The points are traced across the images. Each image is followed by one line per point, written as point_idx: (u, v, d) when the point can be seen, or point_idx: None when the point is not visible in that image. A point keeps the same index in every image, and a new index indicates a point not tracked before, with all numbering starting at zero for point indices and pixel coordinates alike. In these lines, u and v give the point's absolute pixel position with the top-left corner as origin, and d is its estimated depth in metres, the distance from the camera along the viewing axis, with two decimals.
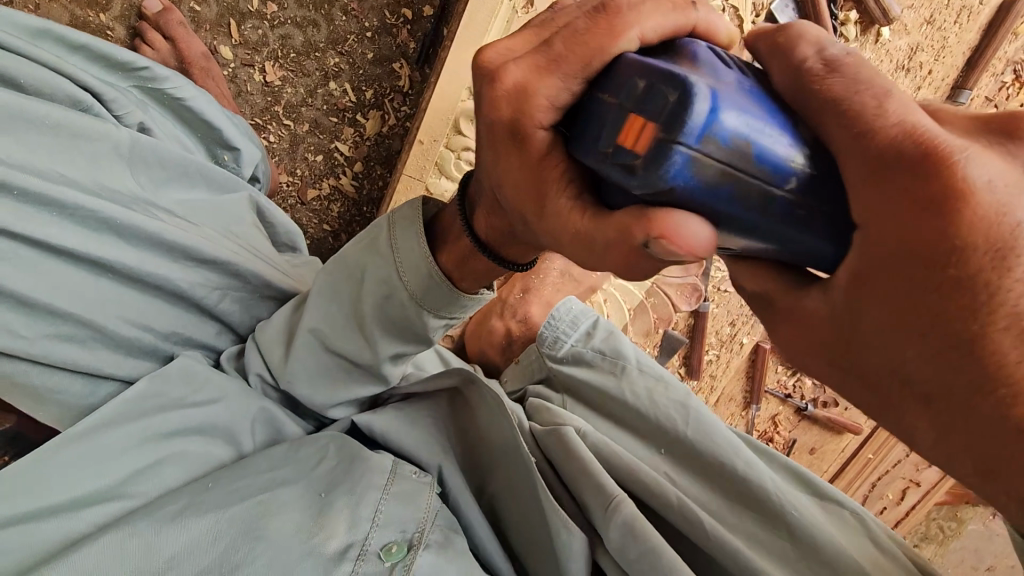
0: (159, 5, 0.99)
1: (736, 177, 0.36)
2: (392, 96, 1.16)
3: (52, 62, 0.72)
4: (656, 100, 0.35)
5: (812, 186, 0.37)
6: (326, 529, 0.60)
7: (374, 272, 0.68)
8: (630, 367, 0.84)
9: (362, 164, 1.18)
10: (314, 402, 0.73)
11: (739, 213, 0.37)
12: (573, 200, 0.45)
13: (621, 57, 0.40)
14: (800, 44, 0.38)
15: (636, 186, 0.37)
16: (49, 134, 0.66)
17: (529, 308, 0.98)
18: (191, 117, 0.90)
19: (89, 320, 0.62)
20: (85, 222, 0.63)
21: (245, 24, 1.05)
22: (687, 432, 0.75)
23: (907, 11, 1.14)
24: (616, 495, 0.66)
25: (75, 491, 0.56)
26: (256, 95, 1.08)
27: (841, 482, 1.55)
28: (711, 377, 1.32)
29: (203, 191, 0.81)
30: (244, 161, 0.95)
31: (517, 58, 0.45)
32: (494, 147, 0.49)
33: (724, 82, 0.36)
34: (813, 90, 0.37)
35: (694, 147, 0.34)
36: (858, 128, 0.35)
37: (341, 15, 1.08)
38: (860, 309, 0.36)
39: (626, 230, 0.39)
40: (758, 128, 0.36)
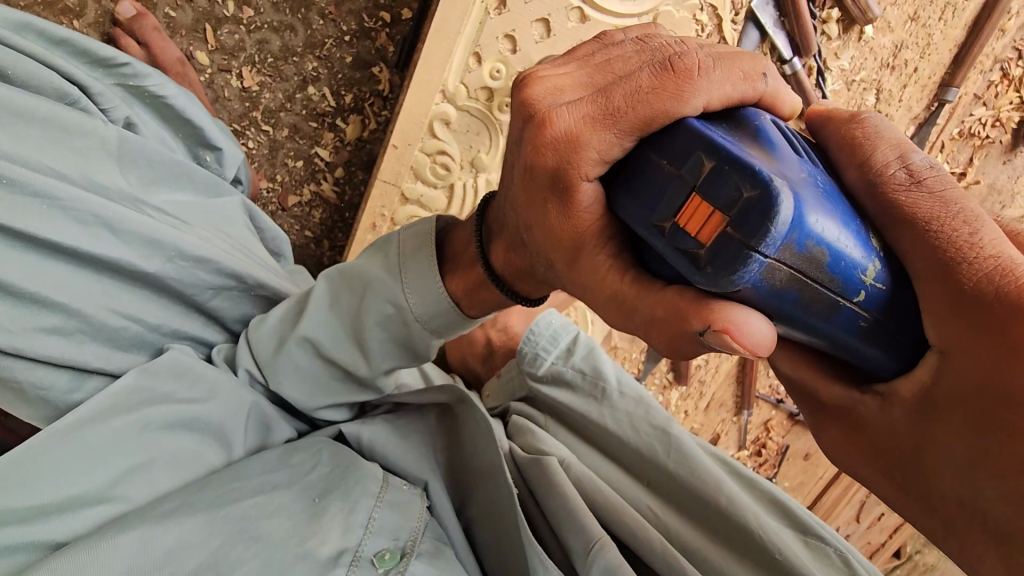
0: (133, 10, 0.98)
1: (805, 284, 0.37)
2: (372, 100, 1.14)
3: (37, 53, 0.69)
4: (729, 191, 0.35)
5: (879, 301, 0.39)
6: (318, 535, 0.57)
7: (379, 290, 0.66)
8: (610, 389, 0.80)
9: (343, 169, 1.16)
10: (302, 404, 0.70)
11: (800, 315, 0.39)
12: (612, 258, 0.46)
13: (684, 123, 0.40)
14: (880, 152, 0.41)
15: (700, 280, 0.38)
16: (37, 127, 0.62)
17: (509, 318, 0.97)
18: (176, 117, 0.86)
19: (76, 309, 0.60)
20: (73, 216, 0.59)
21: (221, 30, 1.04)
22: (670, 465, 0.72)
23: (889, 10, 1.12)
24: (598, 536, 0.63)
25: (63, 492, 0.53)
26: (234, 100, 1.07)
27: (838, 487, 1.50)
28: (699, 382, 1.30)
29: (190, 194, 0.78)
30: (227, 161, 0.90)
31: (571, 101, 0.44)
32: (529, 192, 0.49)
33: (798, 178, 0.38)
34: (896, 204, 0.40)
35: (770, 255, 0.35)
36: (945, 255, 0.38)
37: (319, 20, 1.07)
38: (922, 423, 0.40)
39: (679, 318, 0.41)
40: (833, 234, 0.37)
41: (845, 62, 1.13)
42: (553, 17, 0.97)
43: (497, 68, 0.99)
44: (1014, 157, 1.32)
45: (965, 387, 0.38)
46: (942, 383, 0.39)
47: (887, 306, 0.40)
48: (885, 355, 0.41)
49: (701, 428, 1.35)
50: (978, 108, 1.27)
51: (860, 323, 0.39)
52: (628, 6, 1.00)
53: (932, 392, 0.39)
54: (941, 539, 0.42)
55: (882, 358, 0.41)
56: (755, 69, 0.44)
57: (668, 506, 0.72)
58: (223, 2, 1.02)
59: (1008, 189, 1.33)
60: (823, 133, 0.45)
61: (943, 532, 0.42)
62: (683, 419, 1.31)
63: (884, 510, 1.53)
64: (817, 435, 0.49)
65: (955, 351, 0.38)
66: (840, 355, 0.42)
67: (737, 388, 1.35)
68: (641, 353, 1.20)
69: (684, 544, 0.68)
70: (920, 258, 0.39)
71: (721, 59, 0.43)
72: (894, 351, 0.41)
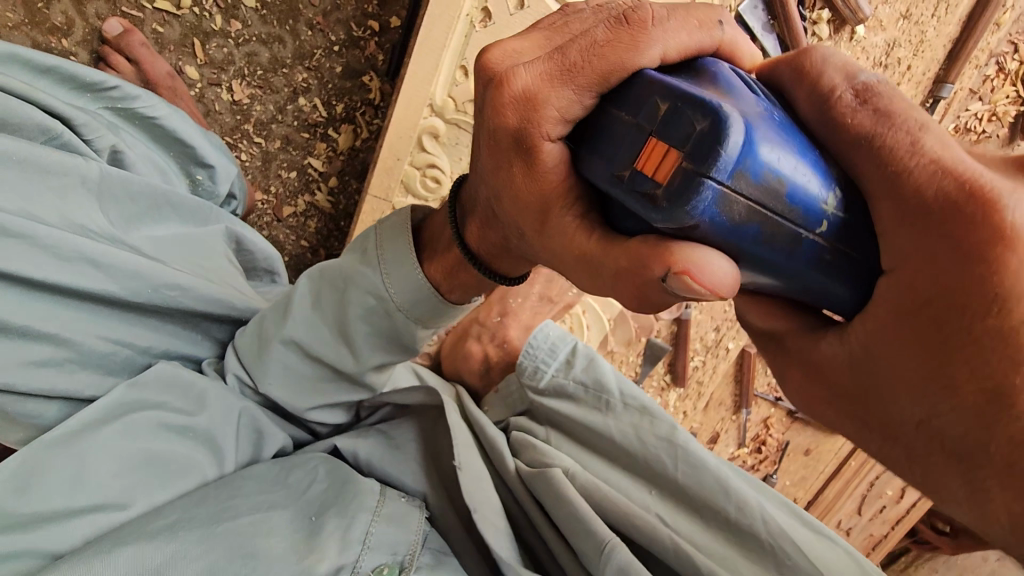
0: (120, 28, 0.98)
1: (763, 216, 0.36)
2: (363, 109, 1.13)
3: (20, 88, 0.69)
4: (683, 126, 0.35)
5: (839, 229, 0.39)
6: (316, 551, 0.57)
7: (359, 282, 0.65)
8: (614, 400, 0.81)
9: (337, 179, 1.16)
10: (292, 407, 0.70)
11: (761, 252, 0.38)
12: (579, 218, 0.44)
13: (641, 74, 0.39)
14: (828, 75, 0.39)
15: (658, 220, 0.36)
16: (15, 169, 0.63)
17: (508, 332, 0.98)
18: (167, 136, 0.85)
19: (65, 339, 0.61)
20: (60, 253, 0.61)
21: (210, 44, 1.04)
22: (678, 472, 0.73)
23: (881, 8, 1.10)
24: (609, 539, 0.64)
25: (50, 504, 0.53)
26: (225, 114, 1.07)
27: (839, 482, 1.50)
28: (697, 383, 1.28)
29: (174, 223, 0.77)
30: (219, 177, 0.90)
31: (531, 61, 0.43)
32: (495, 157, 0.47)
33: (752, 111, 0.37)
34: (843, 125, 0.38)
35: (723, 182, 0.34)
36: (891, 168, 0.36)
37: (307, 30, 1.06)
38: (884, 350, 0.37)
39: (640, 266, 0.39)
40: (785, 165, 0.36)
41: None
42: None
43: None
44: (1012, 150, 1.32)
45: (924, 299, 0.35)
46: (893, 301, 0.36)
47: (846, 235, 0.39)
48: (846, 288, 0.39)
49: (702, 428, 1.34)
50: (975, 103, 1.26)
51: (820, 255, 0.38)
52: None
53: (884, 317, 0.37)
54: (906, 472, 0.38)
55: (839, 290, 0.39)
56: (709, 18, 0.43)
57: (680, 511, 0.72)
58: (211, 16, 1.02)
59: None
60: (772, 73, 0.43)
61: (908, 466, 0.38)
62: (683, 421, 1.30)
63: (885, 502, 1.54)
64: (782, 383, 0.46)
65: (913, 267, 0.36)
66: (799, 295, 0.41)
67: (736, 386, 1.35)
68: (638, 356, 1.20)
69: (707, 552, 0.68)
70: (875, 178, 0.37)
71: (678, 9, 0.42)
72: (852, 278, 0.39)
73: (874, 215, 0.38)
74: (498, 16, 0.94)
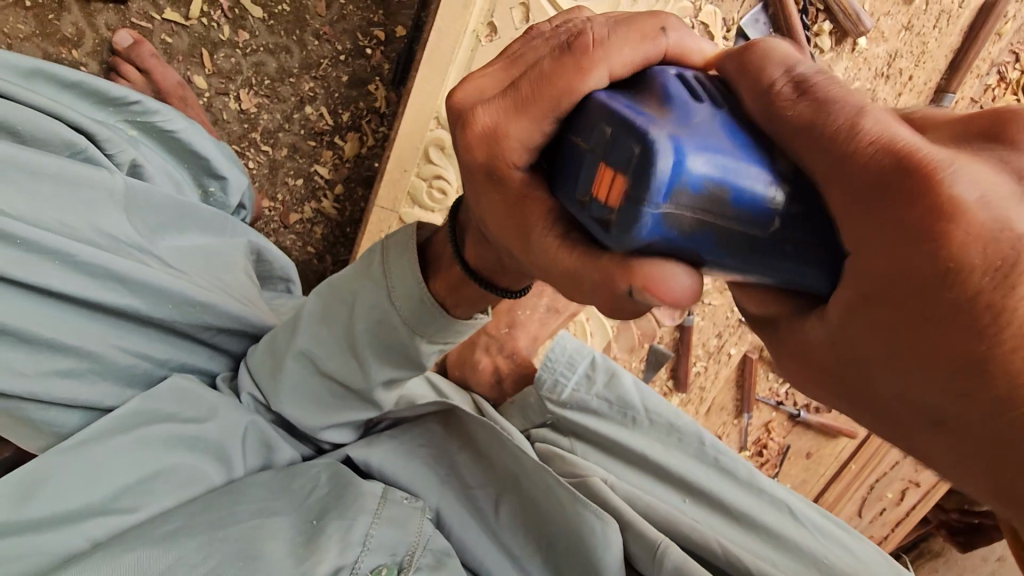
0: (129, 39, 1.00)
1: (713, 222, 0.34)
2: (369, 117, 1.14)
3: (45, 105, 0.71)
4: (622, 151, 0.33)
5: (795, 223, 0.34)
6: (316, 555, 0.58)
7: (365, 299, 0.65)
8: (640, 416, 0.85)
9: (343, 186, 1.16)
10: (306, 425, 0.72)
11: (720, 255, 0.35)
12: (560, 238, 0.41)
13: (592, 97, 0.37)
14: (767, 69, 0.35)
15: (610, 241, 0.36)
16: (48, 183, 0.64)
17: (517, 343, 0.99)
18: (182, 148, 0.87)
19: (84, 351, 0.61)
20: (87, 269, 0.62)
21: (218, 53, 1.05)
22: (710, 480, 0.79)
23: (882, 19, 1.11)
24: (660, 542, 0.67)
25: (61, 506, 0.55)
26: (232, 123, 1.09)
27: (836, 488, 1.48)
28: (699, 388, 1.29)
29: (192, 236, 0.77)
30: (230, 189, 0.91)
31: (487, 98, 0.42)
32: (474, 188, 0.47)
33: (690, 120, 0.34)
34: (781, 114, 0.34)
35: (660, 204, 0.32)
36: (835, 153, 0.31)
37: (313, 40, 1.07)
38: (853, 340, 0.32)
39: (608, 282, 0.38)
40: (728, 167, 0.33)
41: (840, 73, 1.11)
42: None
43: None
44: None
45: (875, 285, 0.30)
46: (851, 285, 0.31)
47: (808, 227, 0.34)
48: (820, 277, 0.34)
49: None
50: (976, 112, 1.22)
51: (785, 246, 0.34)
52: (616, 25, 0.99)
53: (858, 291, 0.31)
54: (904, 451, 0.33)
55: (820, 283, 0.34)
56: (653, 26, 0.39)
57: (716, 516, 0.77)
58: (219, 26, 1.04)
59: None
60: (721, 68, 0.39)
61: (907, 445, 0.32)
62: None
63: (887, 505, 1.52)
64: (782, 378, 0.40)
65: (863, 252, 0.31)
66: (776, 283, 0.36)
67: (738, 391, 1.34)
68: (642, 361, 1.21)
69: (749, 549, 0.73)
70: (821, 163, 0.32)
71: (623, 25, 0.39)
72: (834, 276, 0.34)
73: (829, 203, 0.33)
74: (503, 31, 0.95)
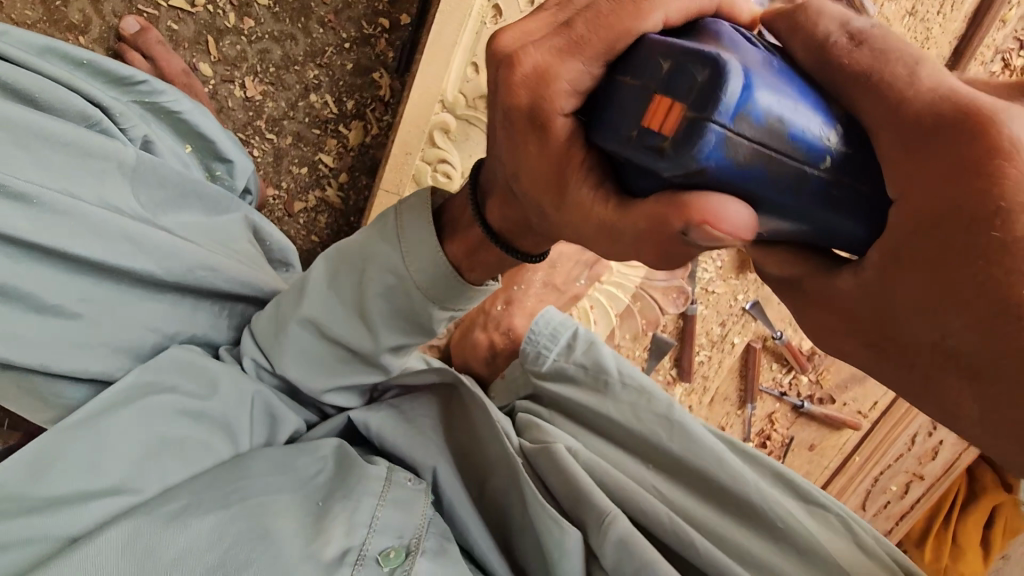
0: (137, 26, 1.00)
1: (768, 156, 0.34)
2: (373, 106, 1.14)
3: (63, 77, 0.72)
4: (684, 80, 0.33)
5: (846, 162, 0.37)
6: (322, 536, 0.59)
7: (378, 263, 0.65)
8: (613, 381, 0.81)
9: (347, 174, 1.17)
10: (308, 388, 0.71)
11: (771, 196, 0.36)
12: (595, 190, 0.43)
13: (643, 39, 0.39)
14: (822, 24, 0.39)
15: (665, 169, 0.35)
16: (60, 151, 0.64)
17: (513, 320, 0.98)
18: (189, 130, 0.87)
19: (97, 320, 0.64)
20: (100, 232, 0.64)
21: (223, 41, 1.05)
22: (673, 446, 0.75)
23: (886, 5, 1.09)
24: (609, 512, 0.66)
25: (74, 485, 0.56)
26: (237, 110, 1.09)
27: (842, 478, 1.47)
28: (703, 377, 1.29)
29: (196, 212, 0.76)
30: (237, 172, 0.91)
31: (538, 41, 0.44)
32: (510, 138, 0.47)
33: (750, 61, 0.35)
34: (841, 68, 0.37)
35: (726, 125, 0.33)
36: (896, 101, 0.36)
37: (318, 28, 1.08)
38: (896, 283, 0.36)
39: (659, 224, 0.37)
40: (789, 108, 0.35)
41: None
42: None
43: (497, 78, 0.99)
44: None
45: (924, 228, 0.35)
46: (900, 227, 0.36)
47: (846, 164, 0.37)
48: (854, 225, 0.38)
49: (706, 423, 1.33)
50: None
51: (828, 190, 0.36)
52: None
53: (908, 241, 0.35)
54: (921, 395, 0.38)
55: (848, 226, 0.38)
56: None
57: (674, 484, 0.74)
58: (224, 14, 1.04)
59: None
60: (769, 26, 0.42)
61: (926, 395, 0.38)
62: None
63: (891, 498, 1.52)
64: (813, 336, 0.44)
65: (914, 194, 0.35)
66: (805, 237, 0.39)
67: (741, 381, 1.33)
68: (645, 351, 1.21)
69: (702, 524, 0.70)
70: (879, 115, 0.36)
71: None
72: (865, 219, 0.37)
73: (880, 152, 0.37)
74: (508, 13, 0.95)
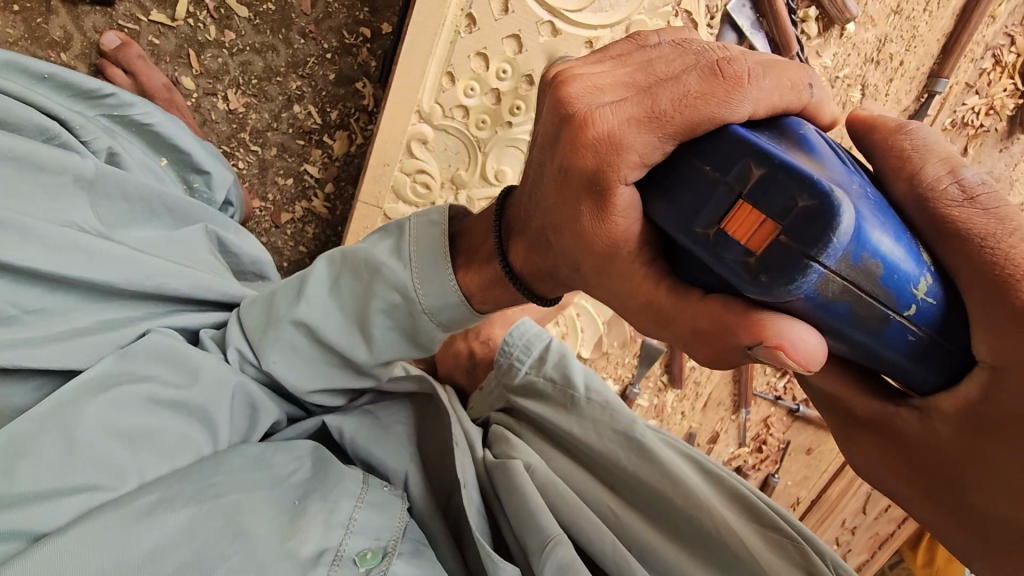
0: (117, 41, 1.00)
1: (856, 296, 0.36)
2: (357, 115, 1.14)
3: (20, 93, 0.73)
4: (783, 199, 0.34)
5: (929, 315, 0.38)
6: (299, 534, 0.57)
7: (384, 277, 0.63)
8: (579, 396, 0.80)
9: (333, 184, 1.16)
10: (298, 389, 0.69)
11: (846, 328, 0.38)
12: (646, 266, 0.45)
13: (728, 128, 0.39)
14: (929, 167, 0.40)
15: (752, 291, 0.37)
16: (10, 166, 0.65)
17: (492, 329, 0.98)
18: (163, 143, 0.90)
19: (54, 330, 0.63)
20: (56, 245, 0.63)
21: (205, 54, 1.05)
22: (628, 463, 0.74)
23: (869, 4, 1.08)
24: (554, 534, 0.64)
25: (39, 484, 0.53)
26: (221, 123, 1.09)
27: (843, 482, 1.45)
28: (695, 383, 1.28)
29: (158, 227, 0.78)
30: (215, 185, 0.94)
31: (615, 102, 0.42)
32: (562, 194, 0.46)
33: (852, 190, 0.37)
34: (945, 219, 0.38)
35: (828, 265, 0.34)
36: (995, 274, 0.37)
37: (299, 39, 1.07)
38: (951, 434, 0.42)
39: (725, 332, 0.40)
40: (886, 249, 0.36)
41: (828, 60, 1.09)
42: (524, 33, 0.96)
43: (472, 86, 0.99)
44: (1012, 144, 1.22)
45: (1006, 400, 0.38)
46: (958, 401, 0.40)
47: (940, 323, 0.39)
48: (921, 368, 0.40)
49: (700, 428, 1.32)
50: (970, 98, 1.18)
51: (908, 337, 0.38)
52: (599, 15, 0.98)
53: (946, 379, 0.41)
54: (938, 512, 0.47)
55: (920, 372, 0.40)
56: (801, 79, 0.42)
57: (628, 506, 0.73)
58: (205, 27, 1.04)
59: (1007, 177, 1.24)
60: (865, 142, 0.43)
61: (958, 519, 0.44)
62: (681, 421, 1.29)
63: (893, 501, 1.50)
64: (849, 441, 0.51)
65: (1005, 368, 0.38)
66: (862, 361, 0.41)
67: (734, 386, 1.31)
68: (634, 357, 1.20)
69: (646, 549, 0.68)
70: (972, 276, 0.38)
71: (772, 66, 0.41)
72: (934, 364, 0.40)
73: (967, 307, 0.39)
74: (482, 23, 0.94)
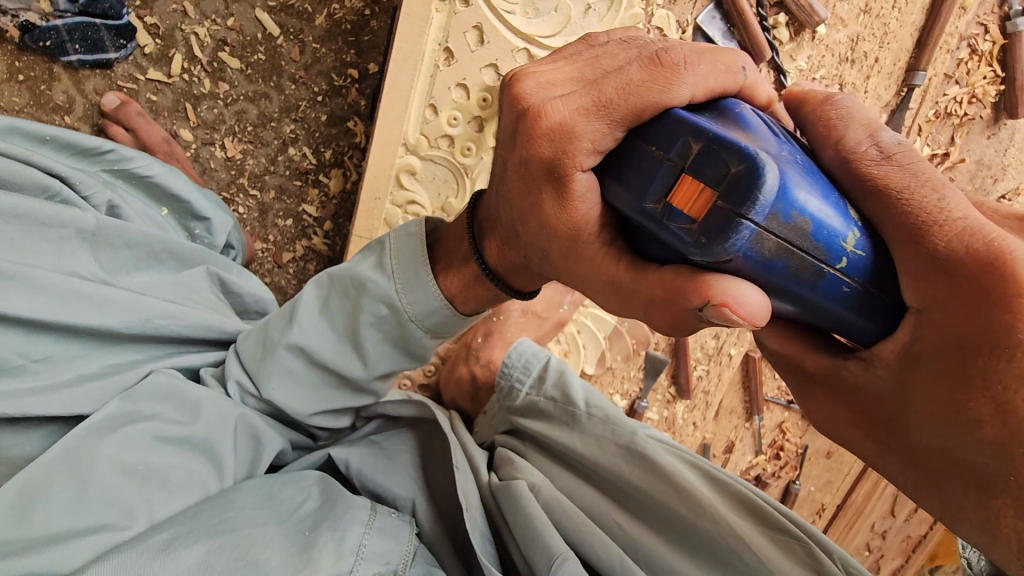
0: (116, 100, 1.05)
1: (792, 252, 0.37)
2: (351, 153, 1.16)
3: (21, 154, 0.76)
4: (717, 166, 0.36)
5: (860, 266, 0.39)
6: (310, 565, 0.55)
7: (371, 293, 0.65)
8: (580, 413, 0.80)
9: (331, 222, 1.17)
10: (297, 414, 0.70)
11: (788, 285, 0.39)
12: (606, 246, 0.46)
13: (669, 111, 0.40)
14: (852, 133, 0.41)
15: (697, 254, 0.38)
16: (16, 224, 0.67)
17: (492, 352, 0.99)
18: (162, 193, 0.93)
19: (62, 377, 0.65)
20: (59, 295, 0.65)
21: (200, 106, 1.10)
22: (634, 478, 0.73)
23: (837, 6, 1.11)
24: (560, 551, 0.63)
25: (53, 527, 0.54)
26: (220, 170, 1.12)
27: (868, 484, 1.41)
28: (704, 393, 1.26)
29: (162, 272, 0.81)
30: (215, 230, 0.96)
31: (566, 93, 0.43)
32: (524, 185, 0.48)
33: (780, 155, 0.38)
34: (868, 176, 0.40)
35: (759, 222, 0.35)
36: (919, 223, 0.38)
37: (291, 84, 1.12)
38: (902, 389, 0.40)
39: (676, 297, 0.40)
40: (815, 206, 0.38)
41: (804, 63, 1.10)
42: (501, 60, 0.99)
43: (456, 115, 1.02)
44: (1000, 129, 1.23)
45: (941, 346, 0.37)
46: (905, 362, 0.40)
47: (872, 273, 0.40)
48: (868, 321, 0.41)
49: (714, 438, 1.30)
50: (951, 88, 1.19)
51: (843, 289, 0.39)
52: (570, 39, 1.00)
53: (911, 352, 0.39)
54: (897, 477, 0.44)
55: (863, 324, 0.41)
56: (736, 62, 0.44)
57: (636, 521, 0.72)
58: (200, 81, 1.09)
59: (999, 163, 1.24)
60: (804, 116, 0.45)
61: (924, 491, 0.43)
62: (693, 432, 1.28)
63: None
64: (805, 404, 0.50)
65: (930, 309, 0.38)
66: (812, 318, 0.42)
67: (745, 392, 1.30)
68: (640, 370, 1.20)
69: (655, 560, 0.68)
70: (895, 227, 0.39)
71: (708, 52, 0.42)
72: (880, 316, 0.41)
73: (893, 255, 0.40)
74: (459, 55, 0.98)
